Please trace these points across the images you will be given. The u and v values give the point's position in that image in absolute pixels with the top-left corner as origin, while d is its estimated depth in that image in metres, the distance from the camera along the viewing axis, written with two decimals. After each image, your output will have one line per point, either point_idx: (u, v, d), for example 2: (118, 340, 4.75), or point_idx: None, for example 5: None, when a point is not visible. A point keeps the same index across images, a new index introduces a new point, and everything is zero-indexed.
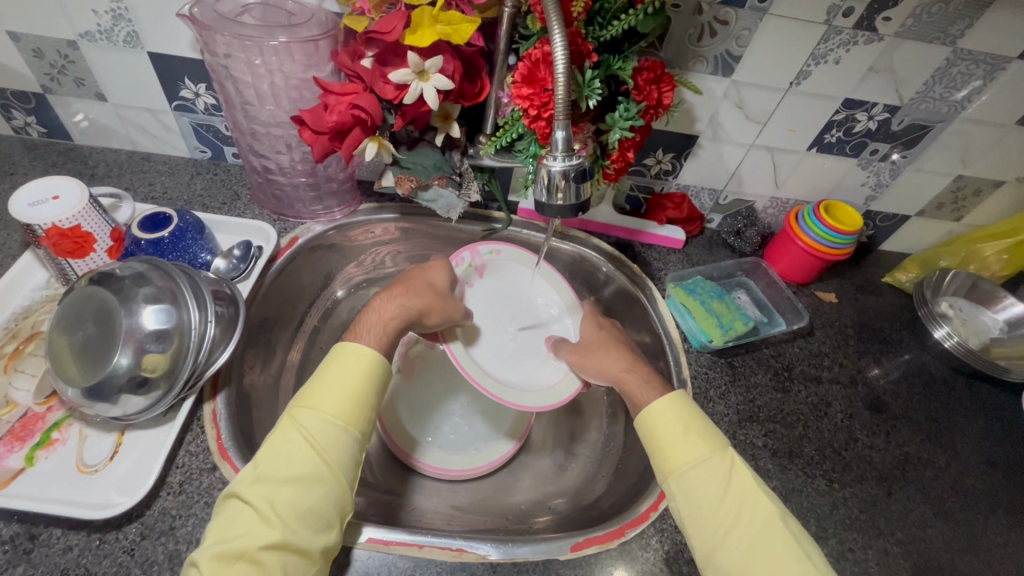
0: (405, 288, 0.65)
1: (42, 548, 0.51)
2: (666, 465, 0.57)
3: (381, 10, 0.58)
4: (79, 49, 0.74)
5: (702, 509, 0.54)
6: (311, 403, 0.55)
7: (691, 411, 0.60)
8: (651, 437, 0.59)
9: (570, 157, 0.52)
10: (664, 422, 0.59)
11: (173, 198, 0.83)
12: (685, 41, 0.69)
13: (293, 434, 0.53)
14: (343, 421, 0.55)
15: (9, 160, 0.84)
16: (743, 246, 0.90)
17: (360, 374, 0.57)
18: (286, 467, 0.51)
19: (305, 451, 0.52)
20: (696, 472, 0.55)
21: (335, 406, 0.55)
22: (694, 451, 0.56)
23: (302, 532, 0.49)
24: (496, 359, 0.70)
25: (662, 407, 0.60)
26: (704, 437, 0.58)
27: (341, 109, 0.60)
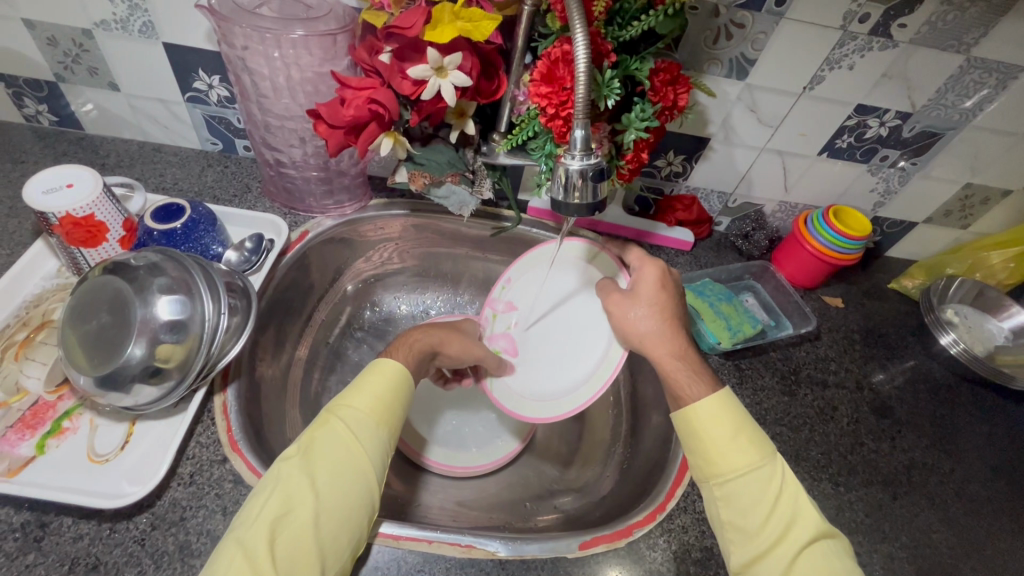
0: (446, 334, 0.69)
1: (52, 537, 0.51)
2: (709, 469, 0.57)
3: (401, 5, 0.58)
4: (94, 39, 0.74)
5: (742, 516, 0.55)
6: (349, 402, 0.56)
7: (741, 418, 0.58)
8: (697, 441, 0.58)
9: (588, 156, 0.52)
10: (713, 428, 0.58)
11: (184, 189, 0.83)
12: (701, 43, 0.69)
13: (332, 428, 0.53)
14: (379, 420, 0.55)
15: (20, 148, 0.84)
16: (751, 249, 0.91)
17: (395, 380, 0.58)
18: (326, 460, 0.51)
19: (343, 446, 0.52)
20: (740, 480, 0.56)
21: (373, 407, 0.56)
22: (741, 458, 0.56)
23: (337, 526, 0.49)
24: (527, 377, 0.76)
25: (710, 410, 0.58)
26: (752, 444, 0.57)
27: (358, 104, 0.60)
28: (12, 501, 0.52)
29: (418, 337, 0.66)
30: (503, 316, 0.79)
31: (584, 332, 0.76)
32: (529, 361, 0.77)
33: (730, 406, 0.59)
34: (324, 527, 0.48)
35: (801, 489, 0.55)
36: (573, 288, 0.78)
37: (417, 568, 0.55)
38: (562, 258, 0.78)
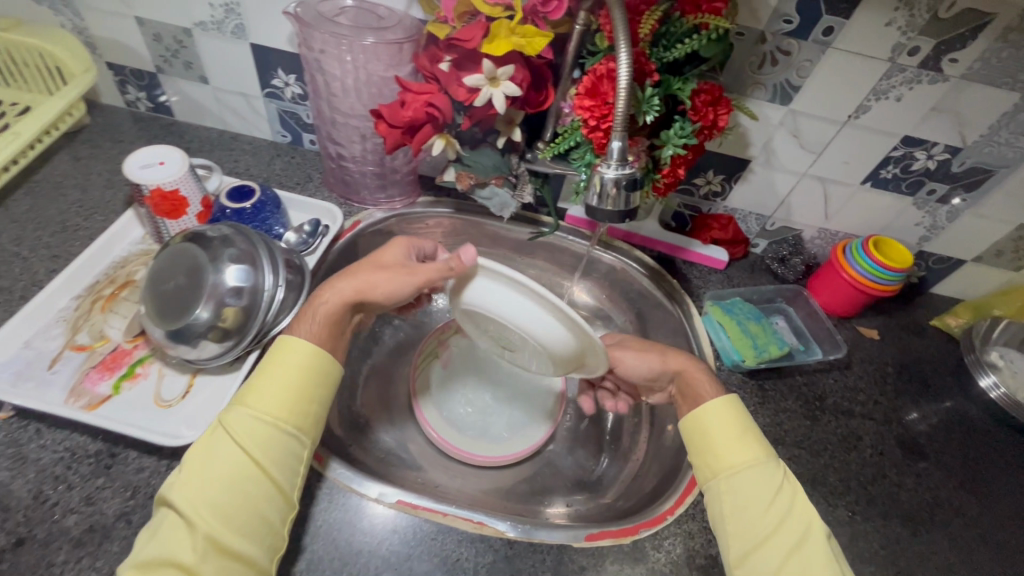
0: (357, 282, 0.62)
1: (119, 466, 0.58)
2: (715, 464, 0.59)
3: (463, 20, 0.63)
4: (193, 37, 0.84)
5: (747, 509, 0.56)
6: (253, 402, 0.55)
7: (744, 418, 0.61)
8: (704, 436, 0.60)
9: (623, 166, 0.55)
10: (722, 424, 0.60)
11: (255, 175, 0.91)
12: (746, 67, 0.71)
13: (227, 435, 0.53)
14: (277, 420, 0.55)
15: (120, 129, 0.95)
16: (787, 273, 0.91)
17: (312, 357, 0.58)
18: (219, 468, 0.52)
19: (236, 453, 0.52)
20: (747, 472, 0.57)
21: (272, 407, 0.55)
22: (750, 452, 0.59)
23: (232, 538, 0.50)
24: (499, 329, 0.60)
25: (718, 409, 0.61)
26: (756, 441, 0.60)
27: (416, 107, 0.66)
28: (88, 431, 0.60)
29: (333, 292, 0.61)
30: None
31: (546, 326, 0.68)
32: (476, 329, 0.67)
33: (738, 409, 0.62)
34: (219, 538, 0.49)
35: (800, 490, 0.58)
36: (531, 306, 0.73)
37: (431, 538, 0.59)
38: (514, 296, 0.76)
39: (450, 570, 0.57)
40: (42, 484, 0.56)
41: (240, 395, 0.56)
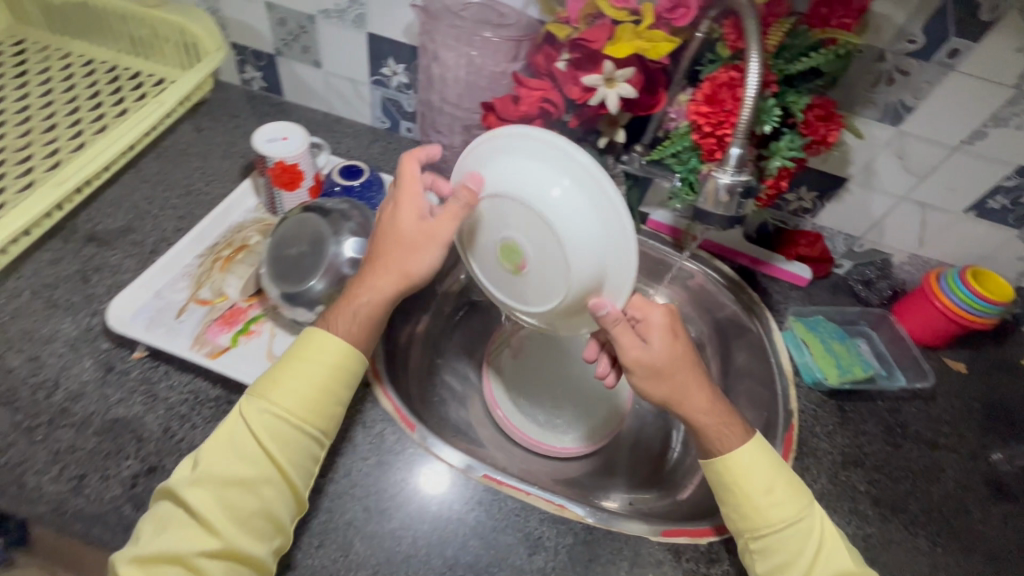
0: (392, 264, 0.58)
1: None
2: (750, 524, 0.57)
3: (587, 22, 0.65)
4: (315, 23, 0.89)
5: (784, 569, 0.55)
6: (278, 396, 0.55)
7: (771, 463, 0.59)
8: (735, 491, 0.58)
9: (739, 173, 0.57)
10: (751, 476, 0.58)
11: (355, 157, 0.97)
12: (860, 85, 0.71)
13: (246, 428, 0.54)
14: (296, 419, 0.55)
15: (236, 105, 1.02)
16: (871, 296, 0.89)
17: (334, 351, 0.57)
18: (236, 463, 0.53)
19: (253, 447, 0.54)
20: (782, 530, 0.56)
21: (295, 404, 0.55)
22: (788, 507, 0.57)
23: (237, 534, 0.51)
24: (536, 237, 0.57)
25: (751, 463, 0.58)
26: (793, 493, 0.58)
27: (530, 102, 0.69)
28: (212, 377, 0.65)
29: (375, 292, 0.58)
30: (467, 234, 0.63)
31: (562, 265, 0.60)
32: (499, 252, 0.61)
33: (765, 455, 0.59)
34: (229, 541, 0.50)
35: (832, 534, 0.57)
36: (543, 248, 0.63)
37: (514, 514, 0.60)
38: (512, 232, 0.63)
39: (532, 546, 0.59)
40: (170, 421, 0.61)
41: (261, 386, 0.56)
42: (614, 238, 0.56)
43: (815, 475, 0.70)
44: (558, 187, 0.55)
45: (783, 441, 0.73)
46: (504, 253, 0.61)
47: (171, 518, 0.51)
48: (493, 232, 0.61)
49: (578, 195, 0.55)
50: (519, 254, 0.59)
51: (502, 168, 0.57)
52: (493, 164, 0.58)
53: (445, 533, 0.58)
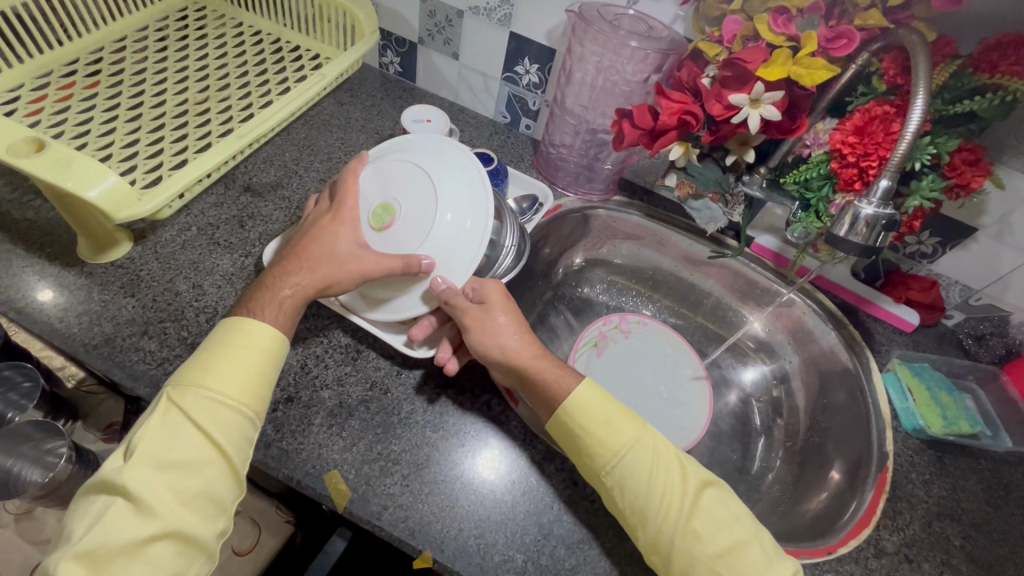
0: (317, 266, 0.63)
1: (363, 360, 0.69)
2: (605, 456, 0.59)
3: (741, 43, 0.68)
4: (462, 18, 0.96)
5: (637, 497, 0.57)
6: (217, 378, 0.56)
7: (606, 398, 0.62)
8: (580, 427, 0.60)
9: (885, 205, 0.58)
10: (590, 409, 0.60)
11: (476, 145, 1.03)
12: (1013, 134, 0.69)
13: (181, 410, 0.54)
14: (233, 400, 0.56)
15: (373, 86, 1.10)
16: (980, 352, 0.87)
17: (270, 342, 0.59)
18: (170, 445, 0.53)
19: (186, 428, 0.54)
20: (632, 456, 0.58)
21: (229, 383, 0.56)
22: (621, 434, 0.59)
23: (186, 520, 0.51)
24: (417, 208, 0.67)
25: (581, 398, 0.61)
26: (625, 420, 0.61)
27: (671, 112, 0.71)
28: (345, 326, 0.72)
29: (288, 286, 0.62)
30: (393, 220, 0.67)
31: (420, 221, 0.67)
32: (419, 229, 0.67)
33: (597, 393, 0.61)
34: (173, 525, 0.51)
35: (700, 476, 0.59)
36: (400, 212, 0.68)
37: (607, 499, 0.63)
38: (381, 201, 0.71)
39: (622, 534, 0.61)
40: (308, 359, 0.68)
41: (189, 372, 0.56)
42: (457, 256, 0.67)
43: (908, 521, 0.69)
44: (454, 212, 0.67)
45: (875, 482, 0.72)
46: (378, 211, 0.68)
47: (102, 508, 0.50)
48: (386, 190, 0.69)
49: (465, 231, 0.67)
50: (391, 213, 0.68)
51: (438, 177, 0.68)
52: (420, 158, 0.71)
53: (541, 505, 0.62)
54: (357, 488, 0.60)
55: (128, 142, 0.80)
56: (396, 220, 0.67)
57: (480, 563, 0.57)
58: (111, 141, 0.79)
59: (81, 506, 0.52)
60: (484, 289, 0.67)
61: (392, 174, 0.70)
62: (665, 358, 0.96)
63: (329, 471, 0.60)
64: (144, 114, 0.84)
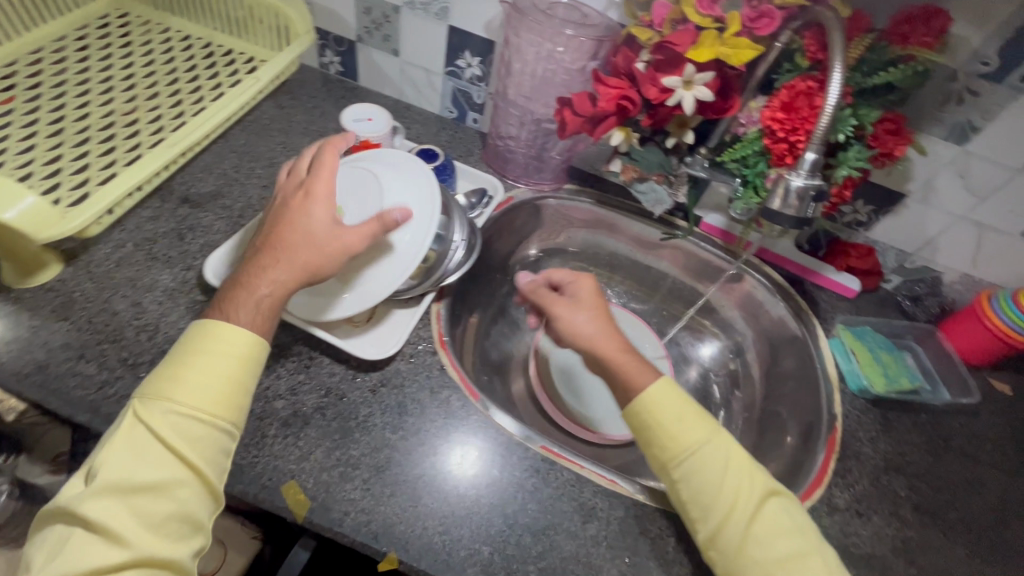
0: (293, 258, 0.59)
1: (316, 367, 0.68)
2: (672, 453, 0.60)
3: (671, 26, 0.69)
4: (400, 14, 0.94)
5: (701, 494, 0.58)
6: (184, 389, 0.54)
7: (683, 398, 0.62)
8: (652, 419, 0.61)
9: (813, 176, 0.60)
10: (666, 406, 0.61)
11: (424, 142, 1.02)
12: (929, 103, 0.73)
13: (149, 424, 0.52)
14: (206, 411, 0.53)
15: (314, 87, 1.08)
16: (917, 312, 0.91)
17: (247, 343, 0.56)
18: (138, 464, 0.51)
19: (153, 443, 0.52)
20: (700, 456, 0.59)
21: (199, 396, 0.53)
22: (692, 434, 0.60)
23: (159, 541, 0.50)
24: (360, 209, 0.67)
25: (662, 395, 0.61)
26: (704, 424, 0.61)
27: (609, 98, 0.72)
28: (296, 333, 0.70)
29: (271, 279, 0.59)
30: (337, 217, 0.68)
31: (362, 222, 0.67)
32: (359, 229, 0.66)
33: (674, 390, 0.62)
34: (142, 550, 0.49)
35: (760, 474, 0.60)
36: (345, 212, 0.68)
37: (570, 484, 0.64)
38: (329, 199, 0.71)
39: (586, 516, 0.62)
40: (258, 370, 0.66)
41: (161, 383, 0.54)
42: (387, 265, 0.66)
43: (857, 477, 0.72)
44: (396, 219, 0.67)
45: (826, 443, 0.75)
46: None
47: (70, 531, 0.49)
48: (336, 192, 0.70)
49: (399, 241, 0.66)
50: (336, 214, 0.68)
51: (387, 185, 0.69)
52: (375, 164, 0.71)
53: (505, 496, 0.62)
54: (316, 496, 0.59)
55: (50, 159, 0.76)
56: (338, 219, 0.67)
57: (445, 559, 0.57)
58: (32, 157, 0.75)
59: (47, 528, 0.50)
60: (576, 288, 0.71)
61: (346, 179, 0.70)
62: (625, 342, 0.98)
63: (287, 482, 0.59)
64: (66, 127, 0.80)
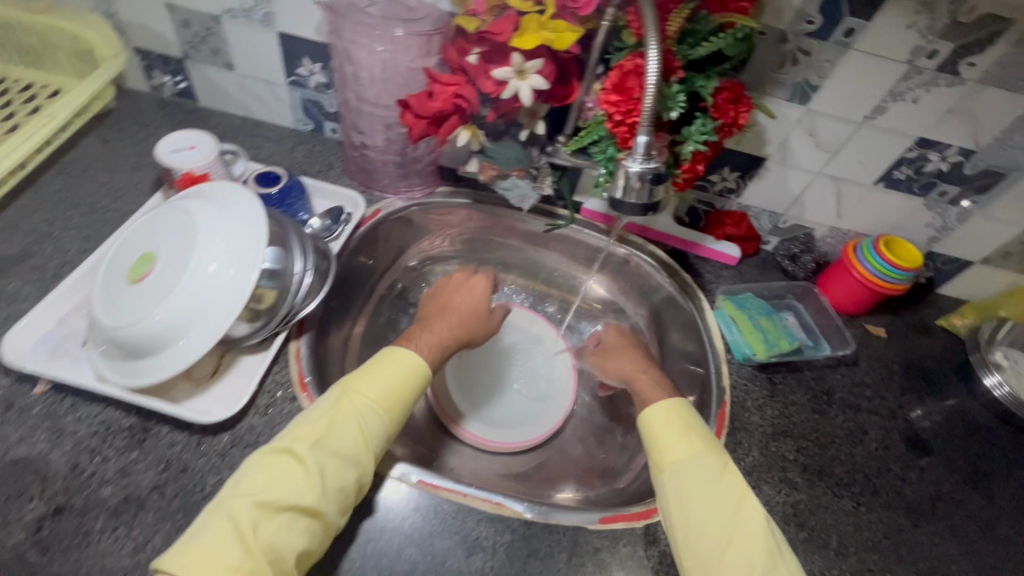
0: (451, 317, 0.77)
1: (153, 439, 0.60)
2: (661, 462, 0.62)
3: (493, 13, 0.64)
4: (221, 24, 0.85)
5: (685, 503, 0.59)
6: (362, 391, 0.60)
7: (689, 417, 0.66)
8: (652, 434, 0.65)
9: (648, 161, 0.58)
10: (664, 421, 0.65)
11: (278, 162, 0.93)
12: (767, 66, 0.73)
13: (342, 428, 0.57)
14: (388, 415, 0.60)
15: (145, 114, 0.96)
16: (797, 271, 0.92)
17: (416, 365, 0.65)
18: (343, 464, 0.56)
19: (356, 444, 0.57)
20: (688, 468, 0.61)
21: (386, 399, 0.61)
22: (687, 448, 0.62)
23: None
24: (175, 256, 0.59)
25: (665, 408, 0.66)
26: (700, 440, 0.63)
27: (445, 97, 0.67)
28: (127, 405, 0.62)
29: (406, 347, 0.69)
30: (149, 268, 0.60)
31: (176, 271, 0.59)
32: (173, 279, 0.58)
33: (680, 408, 0.66)
34: None
35: (739, 481, 0.60)
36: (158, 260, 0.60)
37: (453, 516, 0.61)
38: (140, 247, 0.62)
39: (470, 548, 0.59)
40: (80, 456, 0.58)
41: (271, 470, 0.54)
42: (214, 310, 0.58)
43: (747, 449, 0.73)
44: (215, 262, 0.59)
45: (716, 418, 0.75)
46: (138, 262, 0.61)
47: None
48: (150, 239, 0.62)
49: (226, 282, 0.59)
50: (150, 263, 0.60)
51: (206, 221, 0.61)
52: (193, 202, 0.63)
53: (384, 544, 0.58)
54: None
55: None
56: (151, 270, 0.59)
57: None
58: None
59: None
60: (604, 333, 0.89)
61: (162, 223, 0.62)
62: (524, 340, 0.94)
63: None
64: None
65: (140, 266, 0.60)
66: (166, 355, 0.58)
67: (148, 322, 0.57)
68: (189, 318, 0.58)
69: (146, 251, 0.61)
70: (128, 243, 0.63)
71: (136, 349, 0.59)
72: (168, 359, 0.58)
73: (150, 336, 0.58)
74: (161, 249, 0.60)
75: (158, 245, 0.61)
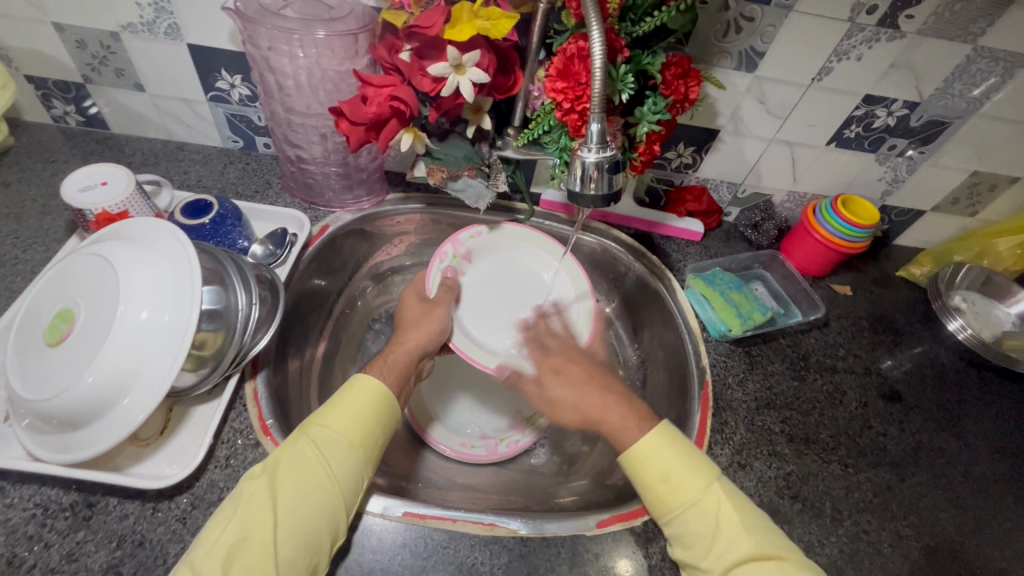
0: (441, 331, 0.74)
1: (100, 515, 0.54)
2: (655, 506, 0.59)
3: (421, 5, 0.60)
4: (121, 41, 0.76)
5: (690, 548, 0.56)
6: (318, 420, 0.56)
7: (678, 447, 0.60)
8: (641, 476, 0.60)
9: (604, 149, 0.54)
10: (652, 463, 0.59)
11: (209, 186, 0.85)
12: (711, 36, 0.71)
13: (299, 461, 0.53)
14: (354, 444, 0.55)
15: (48, 148, 0.86)
16: (760, 238, 0.92)
17: (380, 396, 0.59)
18: (300, 496, 0.51)
19: (320, 477, 0.52)
20: (680, 520, 0.57)
21: (349, 428, 0.56)
22: (679, 493, 0.57)
23: None
24: (93, 310, 0.52)
25: (650, 450, 0.60)
26: (692, 478, 0.58)
27: (379, 101, 0.61)
28: (67, 480, 0.56)
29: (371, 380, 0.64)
30: (69, 326, 0.53)
31: (97, 327, 0.51)
32: (93, 337, 0.51)
33: (670, 441, 0.60)
34: None
35: (739, 517, 0.56)
36: (76, 317, 0.53)
37: (443, 545, 0.58)
38: (56, 301, 0.55)
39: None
40: (14, 547, 0.52)
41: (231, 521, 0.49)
42: (151, 364, 0.51)
43: (734, 428, 0.72)
44: (141, 312, 0.52)
45: (700, 401, 0.74)
46: (56, 322, 0.54)
47: None
48: (66, 293, 0.55)
49: (161, 330, 0.52)
50: (69, 321, 0.53)
51: (126, 266, 0.54)
52: (111, 245, 0.56)
53: None
54: None
55: None
56: (71, 327, 0.53)
57: None
58: None
59: None
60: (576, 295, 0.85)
61: (77, 273, 0.55)
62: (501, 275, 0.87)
63: None
64: None
65: (59, 324, 0.53)
66: (99, 424, 0.51)
67: (70, 389, 0.50)
68: (122, 377, 0.50)
69: (64, 307, 0.54)
70: (42, 299, 0.56)
71: (66, 421, 0.51)
72: (107, 428, 0.51)
73: (78, 405, 0.50)
74: (79, 303, 0.53)
75: (76, 297, 0.54)
